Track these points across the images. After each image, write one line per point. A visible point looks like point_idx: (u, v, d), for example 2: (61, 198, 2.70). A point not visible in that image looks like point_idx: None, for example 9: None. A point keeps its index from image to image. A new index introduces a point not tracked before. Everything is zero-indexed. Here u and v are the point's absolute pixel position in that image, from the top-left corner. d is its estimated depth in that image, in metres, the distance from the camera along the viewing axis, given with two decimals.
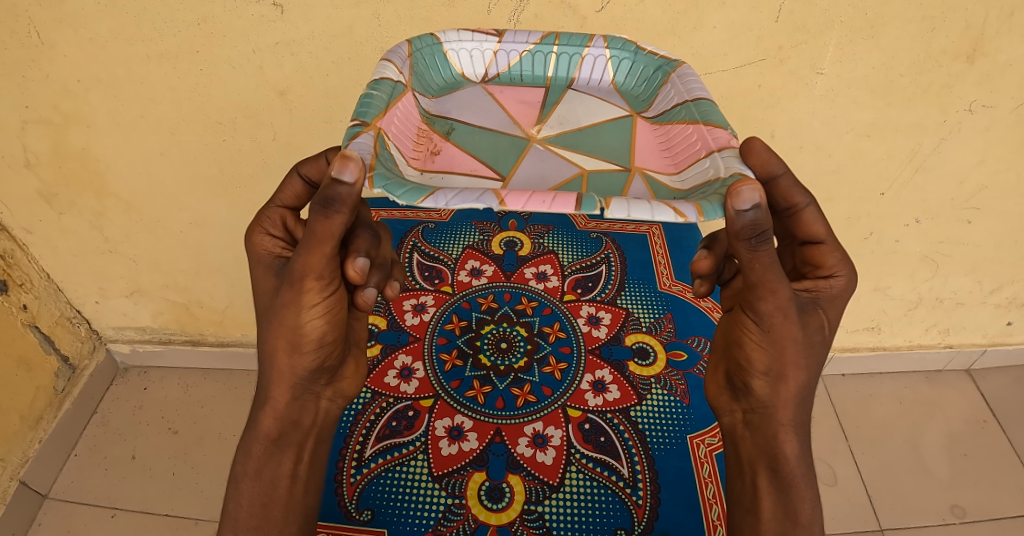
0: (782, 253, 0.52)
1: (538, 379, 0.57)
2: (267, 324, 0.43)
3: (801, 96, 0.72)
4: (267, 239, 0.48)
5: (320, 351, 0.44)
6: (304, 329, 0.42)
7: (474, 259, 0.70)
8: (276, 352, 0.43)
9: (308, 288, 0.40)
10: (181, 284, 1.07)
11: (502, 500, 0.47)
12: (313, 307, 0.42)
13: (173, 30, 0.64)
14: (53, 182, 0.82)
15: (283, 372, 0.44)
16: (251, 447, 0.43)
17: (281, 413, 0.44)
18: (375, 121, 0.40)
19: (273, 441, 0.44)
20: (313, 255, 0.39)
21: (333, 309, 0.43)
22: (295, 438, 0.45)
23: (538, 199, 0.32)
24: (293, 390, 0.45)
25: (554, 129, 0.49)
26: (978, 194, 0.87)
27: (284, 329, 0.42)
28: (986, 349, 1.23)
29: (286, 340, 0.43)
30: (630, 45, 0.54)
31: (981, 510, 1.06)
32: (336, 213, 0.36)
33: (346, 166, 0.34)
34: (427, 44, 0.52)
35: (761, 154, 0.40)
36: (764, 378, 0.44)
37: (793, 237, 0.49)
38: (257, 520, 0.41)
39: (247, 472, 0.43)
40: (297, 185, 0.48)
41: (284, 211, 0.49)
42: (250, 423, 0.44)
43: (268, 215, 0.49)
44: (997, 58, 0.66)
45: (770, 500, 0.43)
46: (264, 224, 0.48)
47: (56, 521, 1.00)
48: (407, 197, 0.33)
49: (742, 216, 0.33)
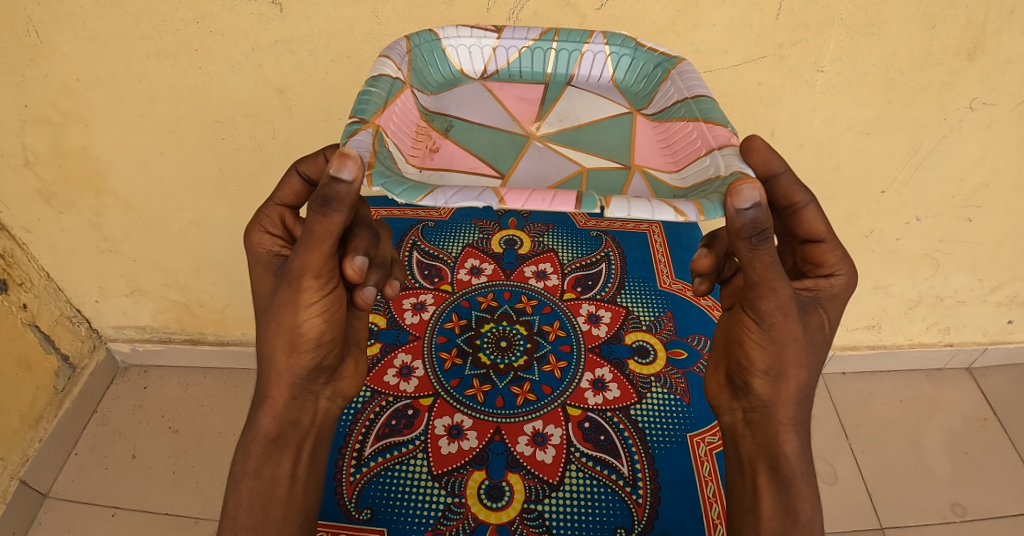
0: (782, 251, 0.52)
1: (538, 377, 0.57)
2: (265, 323, 0.43)
3: (802, 94, 0.72)
4: (266, 237, 0.48)
5: (318, 351, 0.44)
6: (301, 328, 0.42)
7: (474, 257, 0.69)
8: (275, 352, 0.43)
9: (306, 287, 0.40)
10: (180, 283, 1.07)
11: (502, 499, 0.47)
12: (311, 306, 0.42)
13: (172, 29, 0.64)
14: (53, 181, 0.82)
15: (281, 372, 0.44)
16: (250, 447, 0.43)
17: (281, 413, 0.44)
18: (373, 119, 0.40)
19: (272, 441, 0.43)
20: (312, 254, 0.39)
21: (330, 308, 0.43)
22: (295, 438, 0.45)
23: (538, 197, 0.32)
24: (291, 389, 0.45)
25: (554, 126, 0.49)
26: (979, 192, 0.86)
27: (282, 329, 0.42)
28: (986, 347, 1.23)
29: (284, 340, 0.43)
30: (630, 41, 0.54)
31: (981, 508, 1.06)
32: (334, 212, 0.36)
33: (345, 164, 0.34)
34: (426, 40, 0.52)
35: (762, 152, 0.40)
36: (764, 377, 0.44)
37: (794, 235, 0.49)
38: (257, 519, 0.41)
39: (247, 471, 0.42)
40: (296, 184, 0.48)
41: (283, 209, 0.49)
42: (250, 422, 0.44)
43: (267, 214, 0.49)
44: (997, 56, 0.66)
45: (771, 499, 0.43)
46: (263, 223, 0.48)
47: (56, 520, 1.00)
48: (406, 195, 0.33)
49: (742, 214, 0.33)
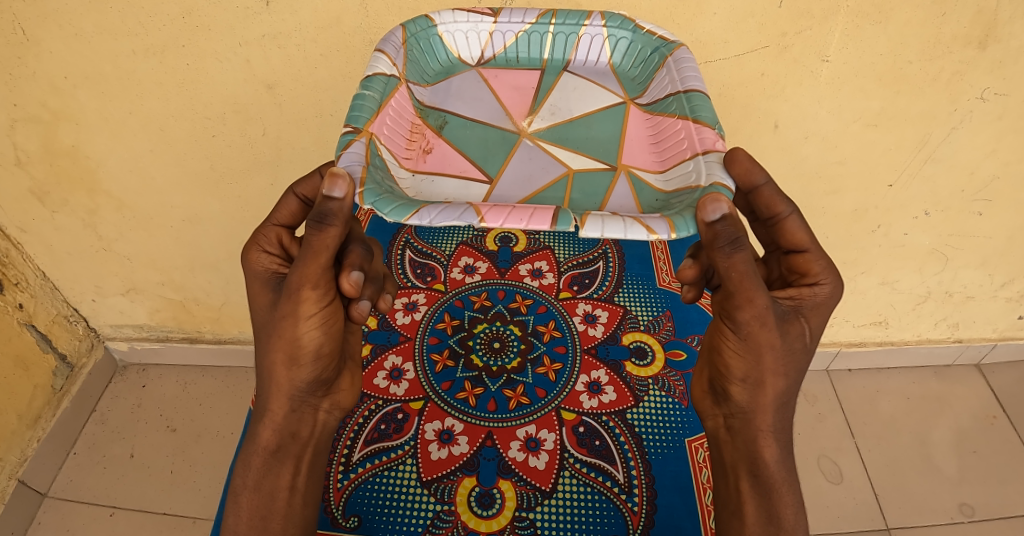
0: (767, 261, 0.50)
1: (532, 380, 0.55)
2: (265, 337, 0.43)
3: (806, 84, 0.69)
4: (263, 256, 0.46)
5: (318, 364, 0.43)
6: (301, 341, 0.41)
7: (468, 255, 0.68)
8: (274, 366, 0.42)
9: (305, 298, 0.40)
10: (176, 281, 1.06)
11: (493, 507, 0.46)
12: (310, 318, 0.41)
13: (158, 24, 0.62)
14: (45, 180, 0.81)
15: (281, 385, 0.43)
16: (250, 459, 0.42)
17: (280, 425, 0.43)
18: (366, 126, 0.40)
19: (271, 452, 0.43)
20: (310, 265, 0.38)
21: (329, 320, 0.42)
22: (294, 450, 0.44)
23: (517, 216, 0.33)
24: (291, 402, 0.43)
25: (545, 121, 0.47)
26: (989, 185, 0.84)
27: (282, 341, 0.41)
28: (996, 343, 1.20)
29: (284, 353, 0.42)
30: (629, 23, 0.51)
31: (990, 508, 1.04)
32: (330, 226, 0.37)
33: (336, 183, 0.35)
34: (422, 27, 0.50)
35: (744, 164, 0.37)
36: (742, 385, 0.43)
37: (778, 245, 0.47)
38: (257, 531, 0.41)
39: (247, 484, 0.42)
40: (293, 204, 0.46)
41: (280, 229, 0.48)
42: (252, 434, 0.43)
43: (263, 234, 0.47)
44: (1010, 44, 0.64)
45: (754, 504, 0.42)
46: (259, 242, 0.46)
47: (55, 519, 1.01)
48: (395, 214, 0.34)
49: (712, 226, 0.34)
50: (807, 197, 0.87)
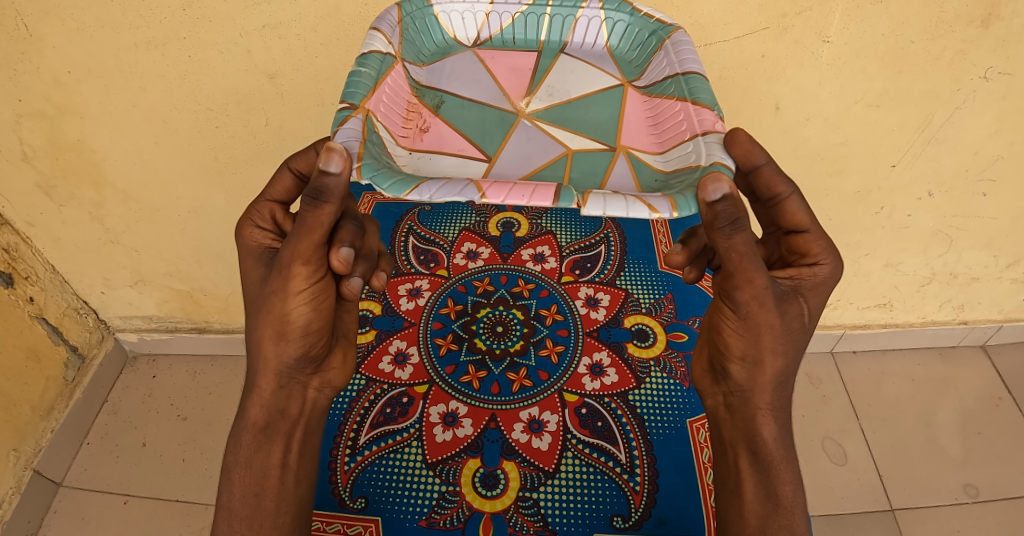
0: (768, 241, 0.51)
1: (535, 362, 0.56)
2: (256, 311, 0.43)
3: (808, 66, 0.69)
4: (257, 231, 0.47)
5: (306, 340, 0.43)
6: (290, 316, 0.41)
7: (471, 241, 0.68)
8: (263, 340, 0.42)
9: (295, 274, 0.40)
10: (183, 271, 1.07)
11: (497, 487, 0.47)
12: (300, 294, 0.41)
13: (161, 17, 0.63)
14: (52, 174, 0.82)
15: (269, 360, 0.43)
16: (241, 436, 0.42)
17: (269, 402, 0.43)
18: (363, 103, 0.40)
19: (261, 430, 0.43)
20: (303, 241, 0.38)
21: (318, 296, 0.42)
22: (284, 428, 0.44)
23: (518, 192, 0.33)
24: (279, 378, 0.43)
25: (543, 102, 0.47)
26: (994, 164, 0.83)
27: (271, 317, 0.41)
28: (1002, 324, 1.20)
29: (272, 328, 0.42)
30: (626, 6, 0.51)
31: (994, 489, 1.04)
32: (325, 203, 0.36)
33: (332, 157, 0.34)
34: (417, 6, 0.50)
35: (744, 144, 0.38)
36: (741, 363, 0.43)
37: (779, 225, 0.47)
38: (250, 510, 0.41)
39: (239, 461, 0.42)
40: (288, 180, 0.46)
41: (274, 205, 0.48)
42: (241, 412, 0.43)
43: (257, 209, 0.47)
44: (1013, 22, 0.63)
45: (752, 481, 0.43)
46: (253, 217, 0.47)
47: (70, 507, 1.04)
48: (393, 189, 0.34)
49: (713, 206, 0.34)
50: (810, 179, 0.87)
